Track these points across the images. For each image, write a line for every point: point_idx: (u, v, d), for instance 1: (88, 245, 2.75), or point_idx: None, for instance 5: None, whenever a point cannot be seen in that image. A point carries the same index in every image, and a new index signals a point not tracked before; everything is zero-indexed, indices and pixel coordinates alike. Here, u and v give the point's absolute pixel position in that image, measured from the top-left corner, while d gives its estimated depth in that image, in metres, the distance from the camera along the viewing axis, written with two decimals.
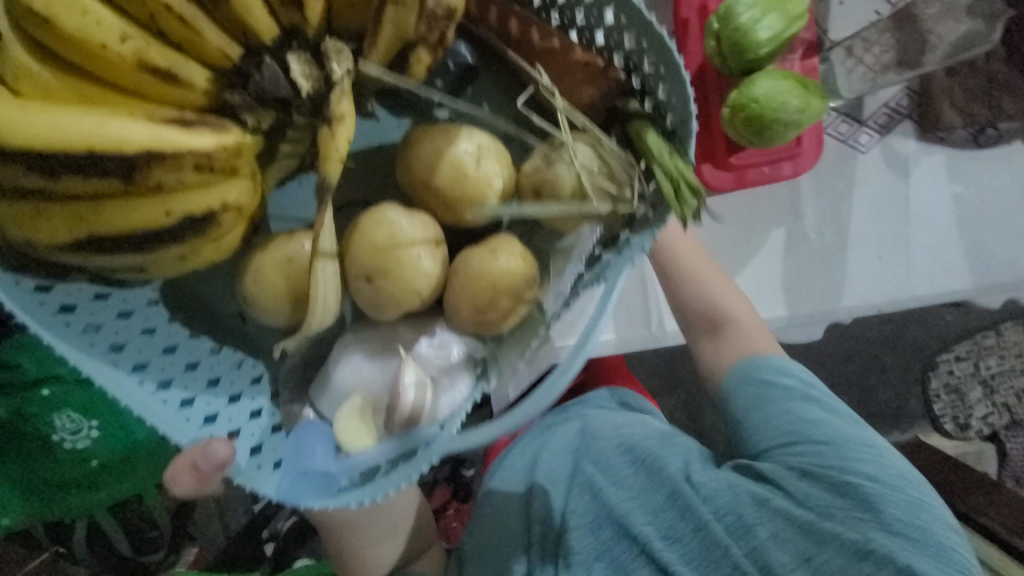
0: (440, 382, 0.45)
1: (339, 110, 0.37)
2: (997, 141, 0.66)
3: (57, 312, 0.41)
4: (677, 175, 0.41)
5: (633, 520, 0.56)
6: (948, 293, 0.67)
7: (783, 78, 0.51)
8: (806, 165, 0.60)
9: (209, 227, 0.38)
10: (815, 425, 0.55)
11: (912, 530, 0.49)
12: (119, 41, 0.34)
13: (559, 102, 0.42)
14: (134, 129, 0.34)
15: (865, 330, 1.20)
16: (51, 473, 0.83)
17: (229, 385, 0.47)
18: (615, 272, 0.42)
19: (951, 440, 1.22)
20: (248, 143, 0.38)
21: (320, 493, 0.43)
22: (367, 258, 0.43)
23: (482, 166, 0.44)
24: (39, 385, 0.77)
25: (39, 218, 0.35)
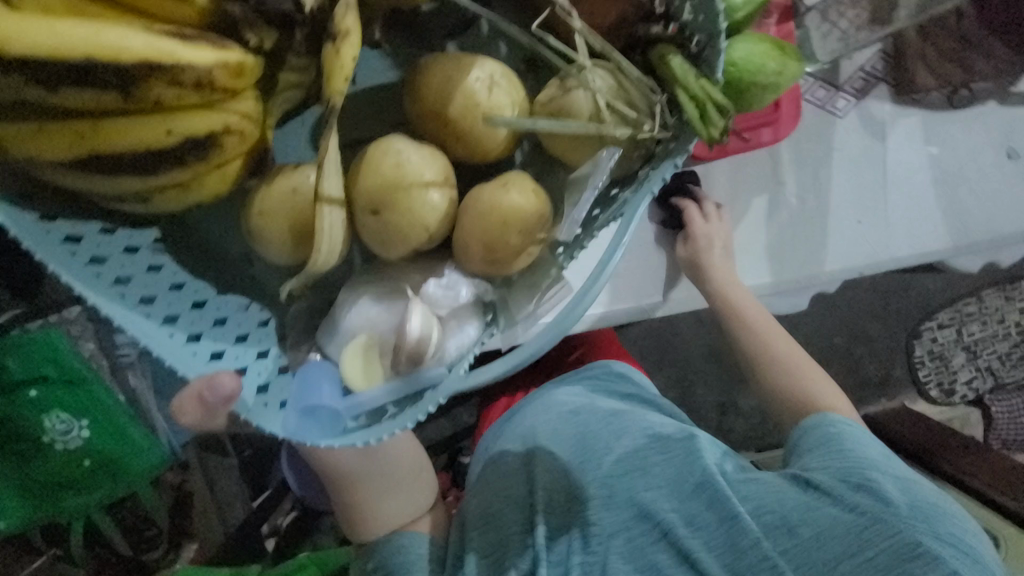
0: (449, 323, 0.45)
1: (344, 24, 0.37)
2: (970, 102, 0.68)
3: (61, 241, 0.41)
4: (701, 96, 0.41)
5: (658, 506, 0.58)
6: (928, 254, 0.68)
7: (759, 41, 0.51)
8: (785, 132, 0.62)
9: (213, 150, 0.38)
10: (875, 453, 0.58)
11: (961, 544, 0.51)
12: None
13: (576, 23, 0.40)
14: (132, 39, 0.34)
15: (849, 301, 1.23)
16: (44, 474, 0.82)
17: (237, 326, 0.47)
18: (633, 206, 0.40)
19: (938, 406, 1.24)
20: (250, 65, 0.38)
21: (327, 433, 0.43)
22: (374, 189, 0.42)
23: (493, 95, 0.43)
24: (27, 386, 0.77)
25: (41, 134, 0.36)
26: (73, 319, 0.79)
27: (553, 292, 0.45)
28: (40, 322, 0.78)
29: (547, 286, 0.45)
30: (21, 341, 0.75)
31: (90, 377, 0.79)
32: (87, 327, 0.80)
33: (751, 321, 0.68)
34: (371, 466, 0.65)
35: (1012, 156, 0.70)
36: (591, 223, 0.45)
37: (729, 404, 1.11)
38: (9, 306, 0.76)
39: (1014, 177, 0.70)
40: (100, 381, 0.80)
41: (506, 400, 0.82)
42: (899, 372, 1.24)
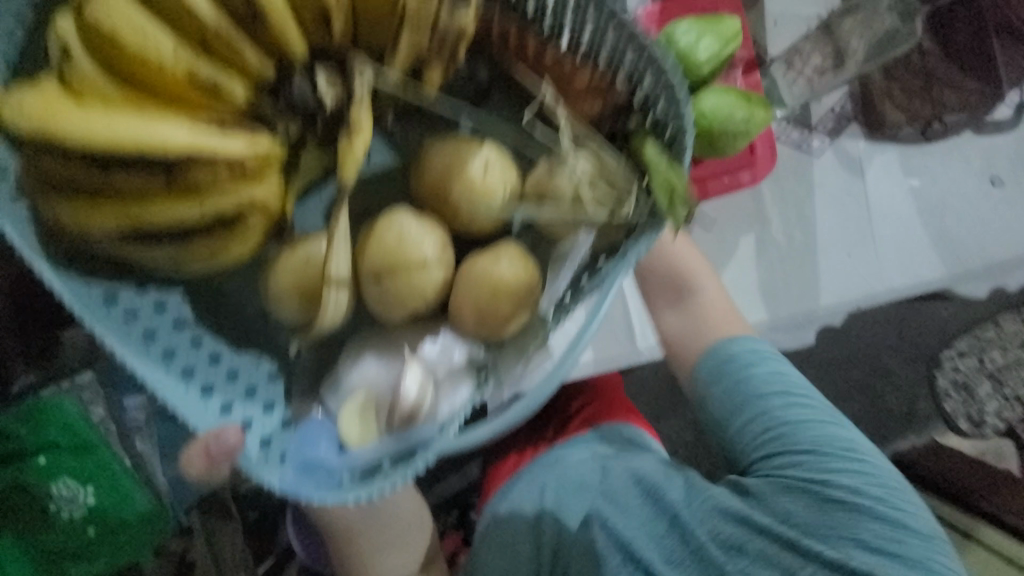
0: (443, 385, 0.47)
1: (358, 120, 0.41)
2: (943, 135, 0.69)
3: (99, 300, 0.44)
4: (668, 181, 0.43)
5: (639, 546, 0.57)
6: (921, 283, 0.68)
7: (725, 92, 0.53)
8: (763, 173, 0.64)
9: (238, 225, 0.41)
10: (801, 437, 0.57)
11: (895, 548, 0.52)
12: (174, 56, 0.38)
13: (561, 112, 0.46)
14: (177, 132, 0.37)
15: (865, 333, 1.19)
16: (47, 544, 0.81)
17: (247, 380, 0.49)
18: (609, 281, 0.45)
19: (970, 440, 1.18)
20: (276, 152, 0.41)
21: (323, 487, 0.44)
22: (378, 260, 0.45)
23: (489, 175, 0.46)
24: (38, 453, 0.78)
25: (90, 209, 0.39)
26: (84, 385, 0.81)
27: (537, 358, 0.47)
28: (51, 389, 0.81)
29: (533, 351, 0.47)
30: (35, 410, 0.77)
31: (98, 444, 0.80)
32: (98, 392, 0.82)
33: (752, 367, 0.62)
34: (374, 523, 0.64)
35: (996, 183, 0.70)
36: (578, 290, 0.48)
37: None
38: (24, 372, 0.80)
39: (999, 204, 0.71)
40: (109, 447, 0.81)
41: (513, 460, 0.78)
42: (924, 406, 1.20)
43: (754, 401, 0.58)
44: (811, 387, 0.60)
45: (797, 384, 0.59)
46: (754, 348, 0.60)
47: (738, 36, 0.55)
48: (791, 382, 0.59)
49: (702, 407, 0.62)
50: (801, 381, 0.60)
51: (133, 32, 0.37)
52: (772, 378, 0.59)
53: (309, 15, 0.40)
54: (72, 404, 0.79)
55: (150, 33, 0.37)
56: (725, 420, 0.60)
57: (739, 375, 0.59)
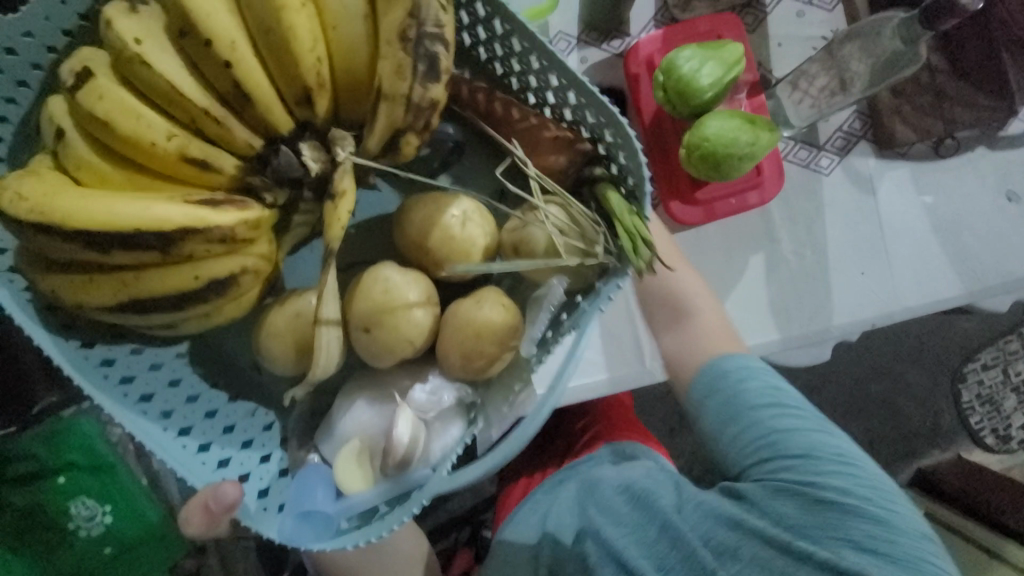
0: (434, 426, 0.48)
1: (341, 186, 0.42)
2: (956, 151, 0.68)
3: (98, 364, 0.45)
4: (633, 231, 0.44)
5: (629, 552, 0.53)
6: (939, 301, 0.67)
7: (730, 117, 0.53)
8: (772, 193, 0.63)
9: (231, 288, 0.42)
10: (790, 439, 0.54)
11: (888, 548, 0.48)
12: (165, 139, 0.40)
13: (530, 170, 0.47)
14: (171, 210, 0.38)
15: (885, 346, 1.16)
16: (65, 564, 0.82)
17: (243, 432, 0.50)
18: (585, 319, 0.43)
19: (995, 455, 1.16)
20: (267, 217, 0.42)
21: (320, 536, 0.46)
22: (365, 310, 0.45)
23: (467, 228, 0.47)
24: (58, 473, 0.80)
25: (89, 283, 0.40)
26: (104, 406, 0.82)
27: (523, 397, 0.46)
28: (72, 410, 0.81)
29: (521, 391, 0.46)
30: (56, 429, 0.79)
31: (116, 462, 0.82)
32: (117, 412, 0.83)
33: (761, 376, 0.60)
34: (372, 561, 0.64)
35: (1012, 199, 0.69)
36: (558, 328, 0.47)
37: None
38: (45, 395, 0.78)
39: (1019, 220, 0.69)
40: (126, 466, 0.83)
41: (523, 484, 0.76)
42: (948, 420, 1.17)
43: (744, 406, 0.56)
44: (798, 391, 0.57)
45: (785, 389, 0.56)
46: (741, 358, 0.58)
47: (741, 60, 0.55)
48: (778, 386, 0.56)
49: (696, 423, 0.59)
50: (789, 385, 0.57)
51: (127, 119, 0.39)
52: (758, 380, 0.56)
53: (290, 95, 0.41)
54: (90, 424, 0.81)
55: (143, 117, 0.39)
56: (715, 431, 0.57)
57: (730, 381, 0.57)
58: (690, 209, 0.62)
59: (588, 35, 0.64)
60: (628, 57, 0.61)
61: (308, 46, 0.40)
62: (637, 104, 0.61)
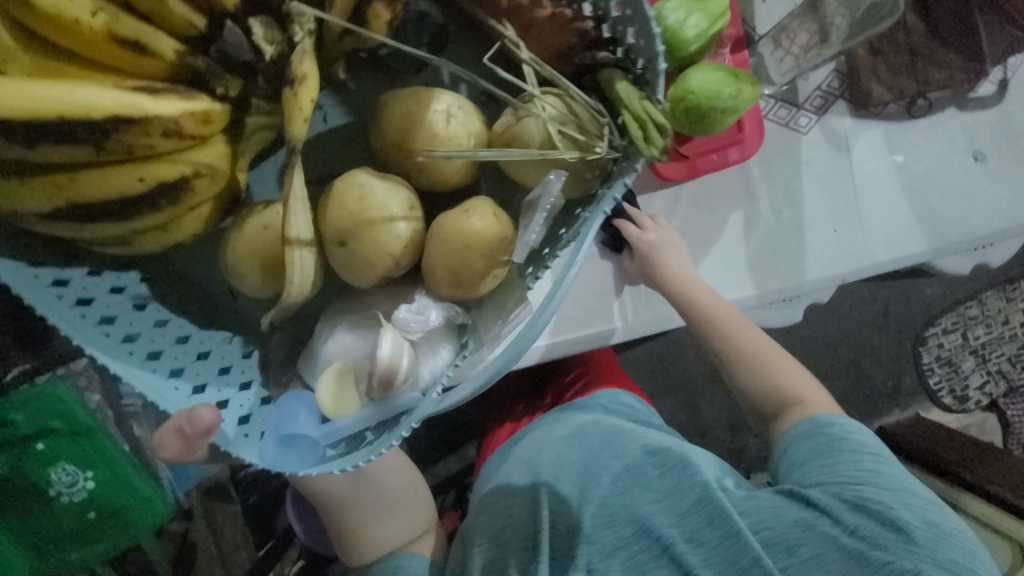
0: (422, 349, 0.49)
1: (301, 70, 0.41)
2: (928, 110, 0.71)
3: (50, 285, 0.44)
4: (644, 116, 0.45)
5: (658, 521, 0.59)
6: (907, 257, 0.70)
7: (713, 70, 0.53)
8: (751, 150, 0.65)
9: (184, 192, 0.42)
10: (877, 473, 0.57)
11: (963, 570, 0.52)
12: (91, 15, 0.37)
13: (524, 55, 0.47)
14: (102, 96, 0.37)
15: (854, 311, 1.21)
16: (50, 528, 0.82)
17: (219, 359, 0.51)
18: (587, 225, 0.43)
19: (952, 413, 1.23)
20: (216, 112, 0.42)
21: (306, 461, 0.47)
22: (341, 220, 0.45)
23: (451, 125, 0.47)
24: (35, 439, 0.78)
25: (23, 188, 0.39)
26: (79, 371, 0.82)
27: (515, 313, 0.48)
28: (46, 375, 0.80)
29: (513, 309, 0.48)
30: (31, 395, 0.77)
31: (96, 427, 0.81)
32: (93, 377, 0.83)
33: (741, 337, 0.65)
34: (365, 494, 0.67)
35: (978, 158, 0.72)
36: (557, 243, 0.47)
37: (739, 424, 1.11)
38: (18, 360, 0.78)
39: (983, 178, 0.72)
40: (106, 431, 0.82)
41: (509, 427, 0.83)
42: (909, 381, 1.23)
43: (835, 442, 0.59)
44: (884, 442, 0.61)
45: (872, 436, 0.60)
46: (836, 416, 0.61)
47: (726, 14, 0.55)
48: (865, 430, 0.61)
49: (781, 449, 0.63)
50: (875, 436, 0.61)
51: None
52: (853, 427, 0.60)
53: None
54: (69, 391, 0.79)
55: None
56: (803, 459, 0.60)
57: (823, 423, 0.60)
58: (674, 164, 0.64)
59: None
60: None
61: None
62: None
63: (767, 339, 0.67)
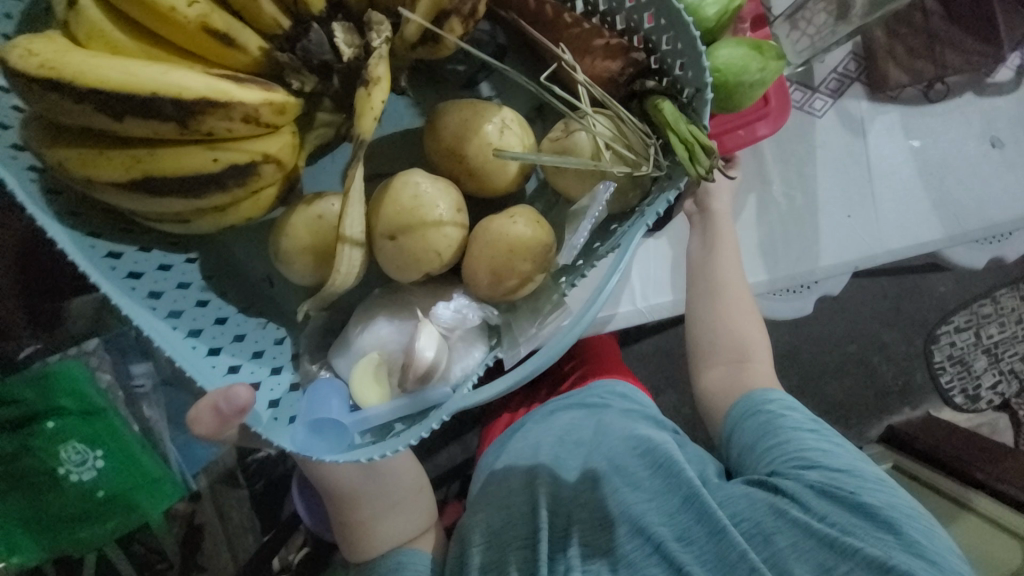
0: (457, 347, 0.48)
1: (376, 73, 0.41)
2: (946, 95, 0.70)
3: (104, 257, 0.44)
4: (690, 139, 0.43)
5: (648, 520, 0.58)
6: (920, 244, 0.69)
7: (737, 45, 0.54)
8: (779, 122, 0.63)
9: (251, 177, 0.41)
10: (831, 456, 0.58)
11: (933, 555, 0.51)
12: (187, 5, 0.38)
13: (580, 76, 0.46)
14: (191, 78, 0.37)
15: (863, 308, 1.20)
16: (59, 508, 0.83)
17: (254, 342, 0.50)
18: (629, 237, 0.44)
19: (964, 412, 1.21)
20: (292, 104, 0.42)
21: (334, 448, 0.46)
22: (393, 217, 0.45)
23: (505, 137, 0.47)
24: (44, 417, 0.79)
25: (100, 158, 0.39)
26: (91, 351, 0.81)
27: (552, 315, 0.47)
28: (58, 356, 0.80)
29: (549, 311, 0.48)
30: (44, 374, 0.78)
31: (106, 407, 0.81)
32: (104, 359, 0.82)
33: (745, 338, 0.66)
34: (373, 487, 0.67)
35: (995, 145, 0.71)
36: (591, 254, 0.49)
37: None
38: (30, 340, 0.79)
39: (1000, 165, 0.71)
40: (117, 413, 0.82)
41: (506, 417, 0.83)
42: (921, 379, 1.21)
43: (786, 425, 0.60)
44: (835, 430, 0.62)
45: (820, 421, 0.62)
46: (776, 392, 0.63)
47: None
48: (813, 416, 0.62)
49: (732, 435, 0.64)
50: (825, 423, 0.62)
51: None
52: (799, 411, 0.61)
53: None
54: (80, 369, 0.79)
55: None
56: (755, 442, 0.61)
57: (772, 408, 0.61)
58: None
59: None
60: None
61: None
62: None
63: (756, 319, 0.67)
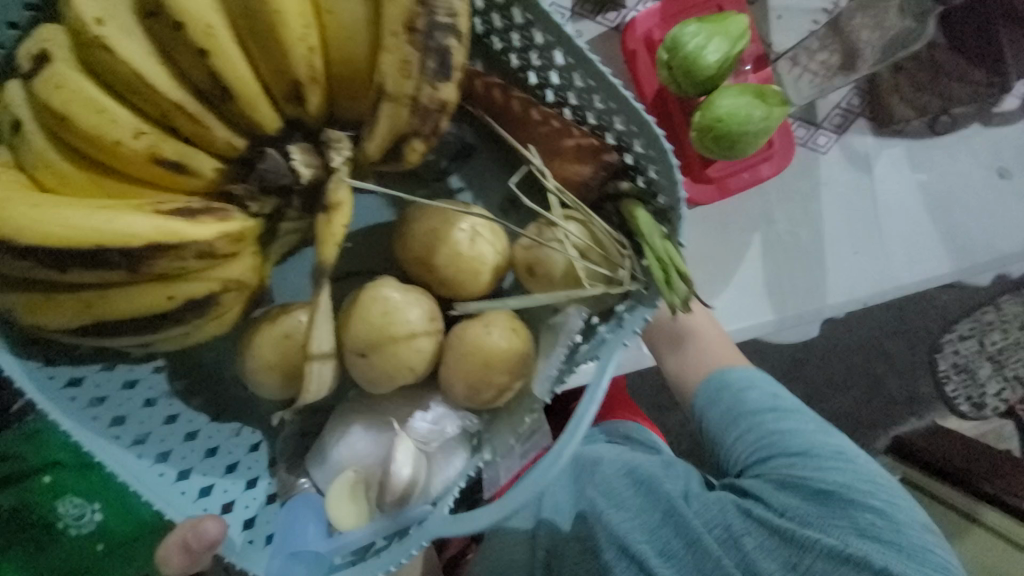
0: (437, 458, 0.50)
1: (336, 197, 0.41)
2: (952, 127, 0.68)
3: (64, 386, 0.45)
4: (665, 257, 0.45)
5: (631, 538, 0.55)
6: (930, 280, 0.68)
7: (741, 93, 0.53)
8: (782, 165, 0.62)
9: (209, 306, 0.41)
10: (789, 437, 0.56)
11: (889, 534, 0.50)
12: (133, 137, 0.37)
13: (550, 184, 0.48)
14: (137, 221, 0.36)
15: (865, 320, 1.19)
16: (59, 566, 0.79)
17: (227, 454, 0.52)
18: (609, 350, 0.45)
19: (969, 420, 1.20)
20: (249, 229, 0.41)
21: (313, 571, 0.48)
22: (364, 335, 0.46)
23: (476, 245, 0.47)
24: (40, 473, 0.77)
25: (49, 303, 0.38)
26: None
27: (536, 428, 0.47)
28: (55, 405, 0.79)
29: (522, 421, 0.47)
30: (36, 428, 0.77)
31: None
32: None
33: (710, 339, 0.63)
34: None
35: (1004, 175, 0.70)
36: (575, 354, 0.49)
37: None
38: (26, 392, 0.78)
39: (1007, 195, 0.70)
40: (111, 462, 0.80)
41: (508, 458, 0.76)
42: (925, 389, 1.20)
43: (745, 407, 0.59)
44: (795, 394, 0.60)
45: (781, 392, 0.60)
46: (738, 370, 0.61)
47: (746, 33, 0.55)
48: (774, 390, 0.60)
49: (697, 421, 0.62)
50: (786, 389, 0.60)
51: (88, 113, 0.37)
52: (758, 387, 0.59)
53: (280, 93, 0.39)
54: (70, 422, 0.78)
55: (106, 111, 0.37)
56: (718, 431, 0.60)
57: (732, 389, 0.60)
58: (702, 187, 0.61)
59: (582, 7, 0.62)
60: (627, 32, 0.60)
61: (298, 35, 0.37)
62: (637, 80, 0.61)
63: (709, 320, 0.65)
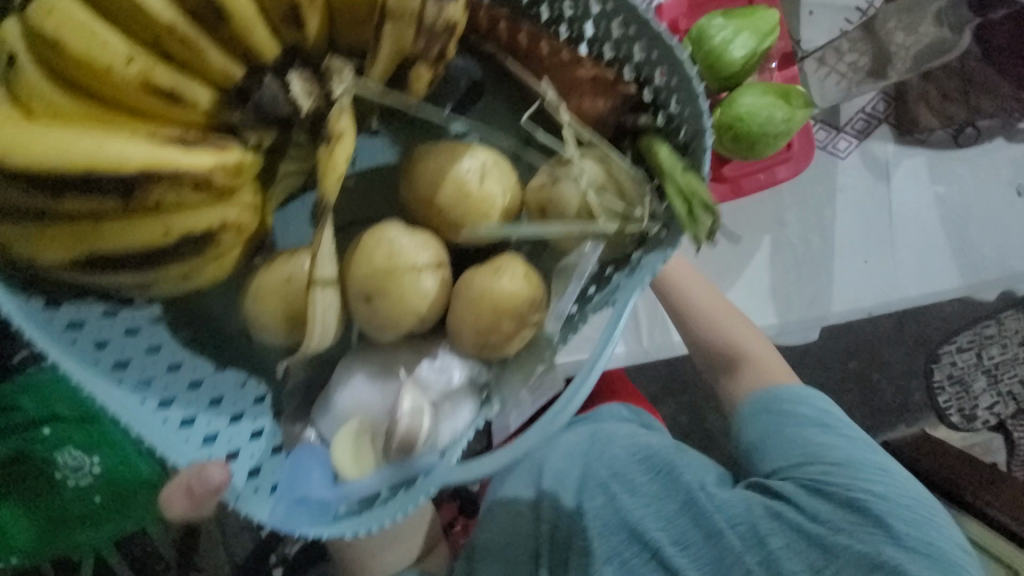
0: (444, 407, 0.48)
1: (338, 127, 0.39)
2: (976, 140, 0.67)
3: (65, 328, 0.45)
4: (687, 189, 0.42)
5: (647, 526, 0.57)
6: (936, 294, 0.67)
7: (765, 92, 0.51)
8: (801, 167, 0.61)
9: (207, 245, 0.40)
10: (827, 450, 0.56)
11: (924, 546, 0.51)
12: (124, 63, 0.36)
13: (564, 118, 0.46)
14: (133, 149, 0.36)
15: (864, 325, 1.19)
16: (57, 512, 0.81)
17: (232, 405, 0.52)
18: (627, 294, 0.42)
19: (958, 432, 1.16)
20: (248, 162, 0.41)
21: (316, 521, 0.46)
22: (367, 278, 0.45)
23: (484, 184, 0.46)
24: (41, 424, 0.78)
25: (44, 237, 0.38)
26: None
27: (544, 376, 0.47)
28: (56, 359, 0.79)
29: (536, 370, 0.46)
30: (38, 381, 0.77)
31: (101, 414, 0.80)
32: None
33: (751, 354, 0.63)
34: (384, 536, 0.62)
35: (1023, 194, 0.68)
36: (586, 303, 0.48)
37: None
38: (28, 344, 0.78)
39: None
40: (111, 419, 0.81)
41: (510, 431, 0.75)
42: (918, 398, 1.20)
43: (788, 421, 0.59)
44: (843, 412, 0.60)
45: (829, 409, 0.59)
46: (790, 386, 0.60)
47: (775, 30, 0.53)
48: (820, 406, 0.59)
49: (736, 432, 0.63)
50: (833, 405, 0.60)
51: (78, 37, 0.35)
52: (806, 403, 0.59)
53: (274, 9, 0.38)
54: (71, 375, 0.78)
55: (97, 35, 0.36)
56: (756, 440, 0.60)
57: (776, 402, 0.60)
58: (716, 185, 0.61)
59: None
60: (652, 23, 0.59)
61: None
62: None
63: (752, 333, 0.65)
